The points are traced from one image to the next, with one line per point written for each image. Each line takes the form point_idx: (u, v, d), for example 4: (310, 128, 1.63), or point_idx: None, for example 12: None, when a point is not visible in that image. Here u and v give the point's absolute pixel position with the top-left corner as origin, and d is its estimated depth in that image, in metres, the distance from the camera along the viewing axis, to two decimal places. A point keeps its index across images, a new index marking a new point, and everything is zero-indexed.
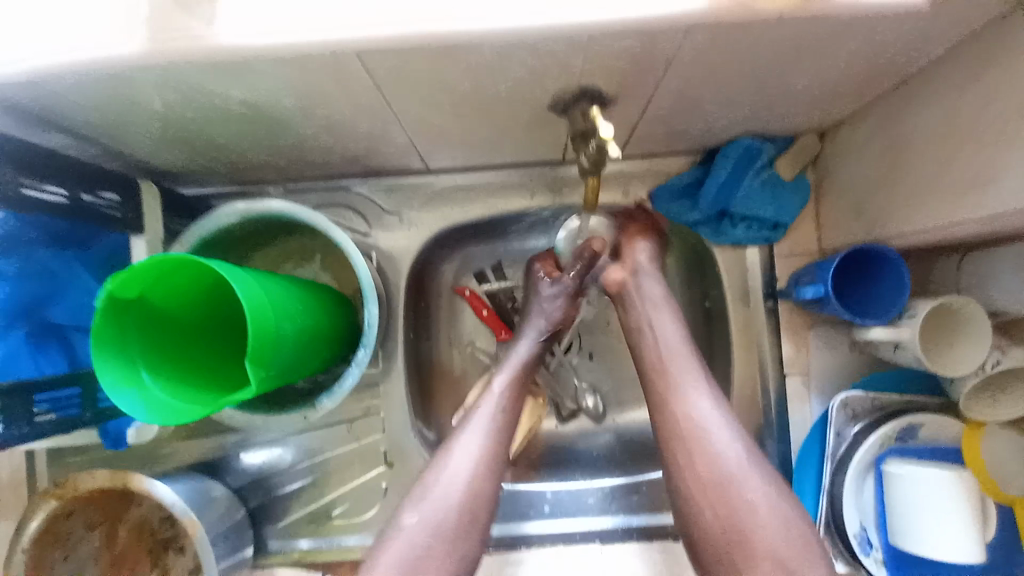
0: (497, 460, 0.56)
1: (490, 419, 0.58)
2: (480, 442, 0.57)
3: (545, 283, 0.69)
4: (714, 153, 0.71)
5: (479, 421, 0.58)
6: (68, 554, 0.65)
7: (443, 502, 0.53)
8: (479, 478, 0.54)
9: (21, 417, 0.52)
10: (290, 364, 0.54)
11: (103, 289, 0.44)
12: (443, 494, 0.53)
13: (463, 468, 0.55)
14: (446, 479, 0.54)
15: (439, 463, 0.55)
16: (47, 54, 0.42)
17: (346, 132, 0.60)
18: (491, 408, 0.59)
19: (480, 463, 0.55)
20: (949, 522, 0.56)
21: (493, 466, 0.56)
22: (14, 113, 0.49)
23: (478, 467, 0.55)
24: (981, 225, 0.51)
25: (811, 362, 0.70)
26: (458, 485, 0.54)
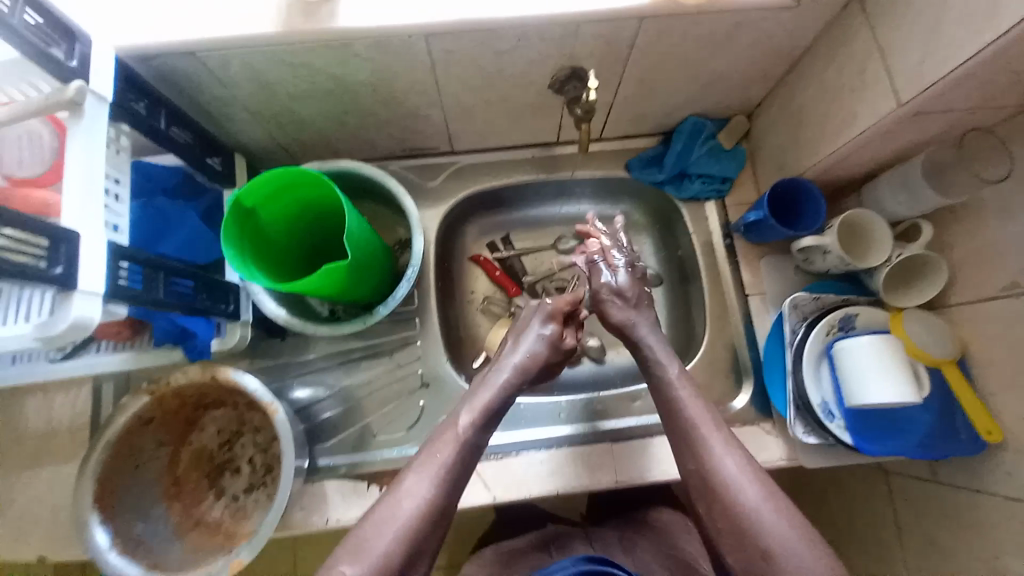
0: (447, 492, 0.59)
1: (440, 460, 0.61)
2: (428, 487, 0.58)
3: (541, 323, 0.75)
4: (670, 132, 0.94)
5: (433, 465, 0.60)
6: (139, 463, 0.70)
7: (375, 551, 0.53)
8: (430, 508, 0.57)
9: (159, 288, 0.58)
10: (358, 270, 0.70)
11: (235, 192, 0.59)
12: (379, 540, 0.54)
13: (407, 511, 0.56)
14: (386, 526, 0.55)
15: (386, 504, 0.57)
16: (208, 34, 0.61)
17: (396, 110, 0.80)
18: (446, 449, 0.62)
19: (425, 510, 0.57)
20: (883, 372, 0.71)
21: (442, 497, 0.58)
22: (166, 82, 0.67)
23: (422, 512, 0.56)
24: (857, 149, 0.72)
25: (765, 284, 0.87)
26: (407, 516, 0.56)
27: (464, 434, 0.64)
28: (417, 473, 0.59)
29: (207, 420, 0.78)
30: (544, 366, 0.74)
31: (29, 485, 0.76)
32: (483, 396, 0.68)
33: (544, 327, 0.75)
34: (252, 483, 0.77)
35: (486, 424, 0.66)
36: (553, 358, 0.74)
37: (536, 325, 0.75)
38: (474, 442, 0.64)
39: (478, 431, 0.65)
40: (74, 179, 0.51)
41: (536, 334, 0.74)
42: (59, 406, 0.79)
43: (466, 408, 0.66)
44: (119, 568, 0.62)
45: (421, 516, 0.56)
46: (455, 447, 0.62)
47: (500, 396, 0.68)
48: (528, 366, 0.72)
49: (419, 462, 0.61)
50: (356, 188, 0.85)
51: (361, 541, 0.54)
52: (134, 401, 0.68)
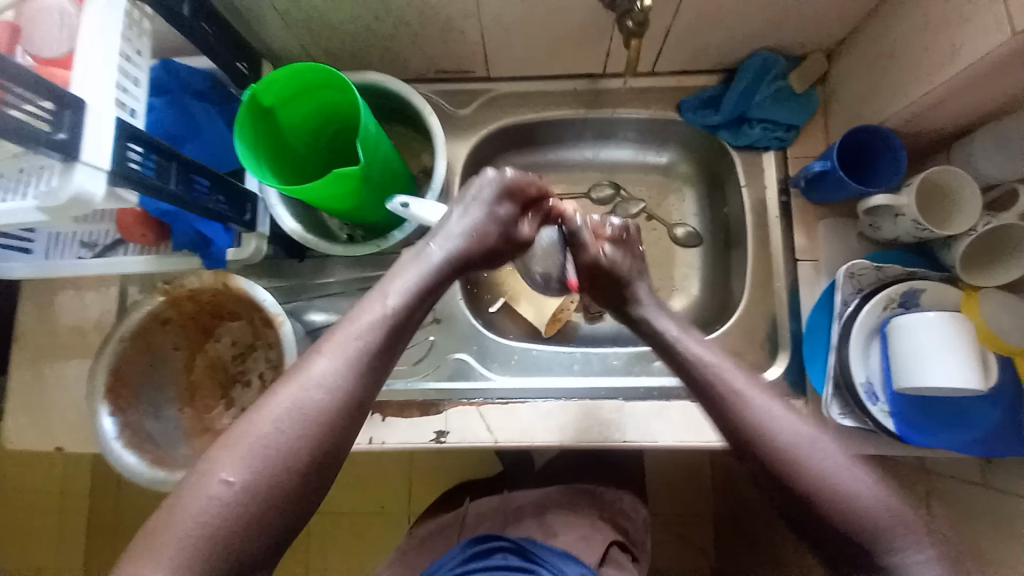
0: (358, 385, 0.50)
1: (349, 350, 0.50)
2: (335, 372, 0.49)
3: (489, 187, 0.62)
4: (734, 71, 0.83)
5: (340, 348, 0.50)
6: (155, 363, 0.72)
7: (265, 445, 0.45)
8: (341, 395, 0.49)
9: (171, 179, 0.57)
10: (377, 187, 0.66)
11: (250, 88, 0.56)
12: (270, 436, 0.46)
13: (310, 399, 0.48)
14: (281, 416, 0.47)
15: (283, 388, 0.48)
16: None
17: (430, 21, 0.74)
18: (358, 339, 0.51)
19: (330, 398, 0.48)
20: (945, 354, 0.62)
21: (349, 386, 0.49)
22: None
23: (329, 400, 0.48)
24: (957, 92, 0.61)
25: (820, 250, 0.78)
26: (308, 406, 0.47)
27: (392, 312, 0.53)
28: (324, 359, 0.50)
29: (222, 331, 0.76)
30: (489, 252, 0.62)
31: (60, 375, 0.80)
32: (417, 270, 0.57)
33: (484, 216, 0.61)
34: (258, 399, 0.76)
35: (408, 315, 0.55)
36: (488, 242, 0.61)
37: (482, 201, 0.61)
38: (404, 318, 0.54)
39: (402, 319, 0.54)
40: (87, 47, 0.48)
41: (486, 210, 0.61)
42: (87, 304, 0.81)
43: (388, 292, 0.55)
44: (121, 455, 0.65)
45: (321, 411, 0.47)
46: (371, 337, 0.52)
47: (424, 288, 0.56)
48: (457, 256, 0.59)
49: (325, 349, 0.50)
50: (382, 107, 0.80)
51: (254, 435, 0.46)
52: (150, 300, 0.69)
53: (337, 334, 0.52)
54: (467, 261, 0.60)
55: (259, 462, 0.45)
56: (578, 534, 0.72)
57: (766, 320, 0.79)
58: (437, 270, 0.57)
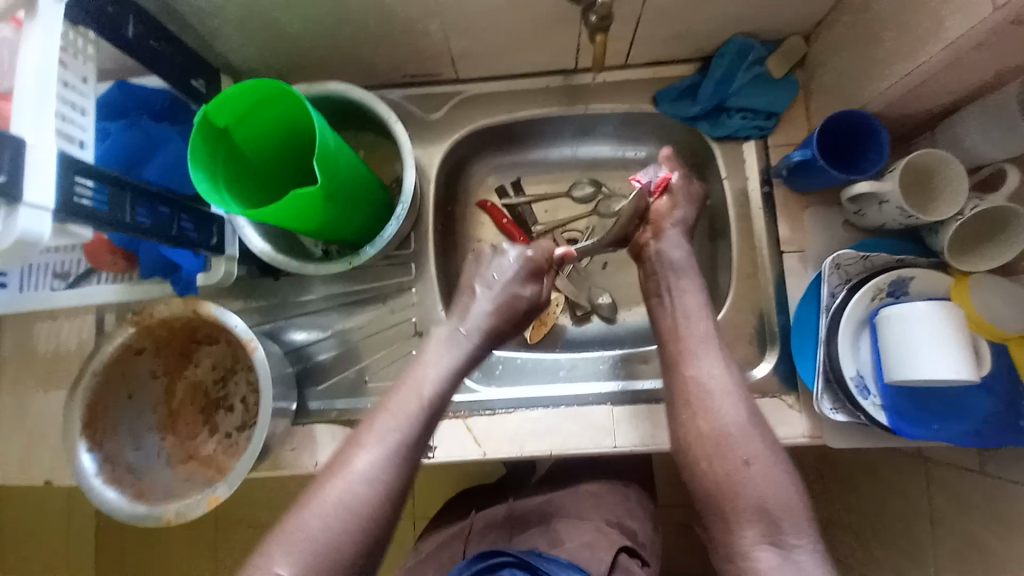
0: (399, 473, 0.56)
1: (388, 443, 0.57)
2: (376, 463, 0.55)
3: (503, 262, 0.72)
4: (710, 58, 0.81)
5: (381, 440, 0.57)
6: (132, 394, 0.71)
7: (317, 537, 0.50)
8: (382, 482, 0.54)
9: (127, 211, 0.55)
10: (342, 205, 0.64)
11: (202, 109, 0.54)
12: (320, 526, 0.51)
13: (362, 488, 0.53)
14: (328, 509, 0.52)
15: (329, 482, 0.54)
16: None
17: (392, 26, 0.71)
18: (394, 433, 0.57)
19: (374, 487, 0.54)
20: (934, 346, 0.60)
21: (390, 477, 0.55)
22: None
23: (373, 490, 0.54)
24: (939, 70, 0.58)
25: (806, 240, 0.76)
26: (355, 496, 0.53)
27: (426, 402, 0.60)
28: (368, 452, 0.56)
29: (201, 355, 0.76)
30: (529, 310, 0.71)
31: (37, 408, 0.78)
32: (440, 365, 0.64)
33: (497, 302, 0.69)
34: (241, 422, 0.75)
35: (435, 405, 0.61)
36: (504, 325, 0.69)
37: (491, 284, 0.70)
38: (435, 407, 0.61)
39: (430, 409, 0.60)
40: (26, 80, 0.46)
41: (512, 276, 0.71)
42: (63, 334, 0.80)
43: (424, 383, 0.62)
44: (100, 492, 0.63)
45: (369, 501, 0.53)
46: (404, 429, 0.58)
47: (448, 375, 0.63)
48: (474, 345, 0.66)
49: (365, 443, 0.57)
50: (349, 116, 0.78)
51: (309, 526, 0.51)
52: (121, 330, 0.68)
53: (374, 427, 0.58)
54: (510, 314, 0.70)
55: (316, 550, 0.50)
56: (585, 539, 0.72)
57: (754, 315, 0.78)
58: (454, 361, 0.64)
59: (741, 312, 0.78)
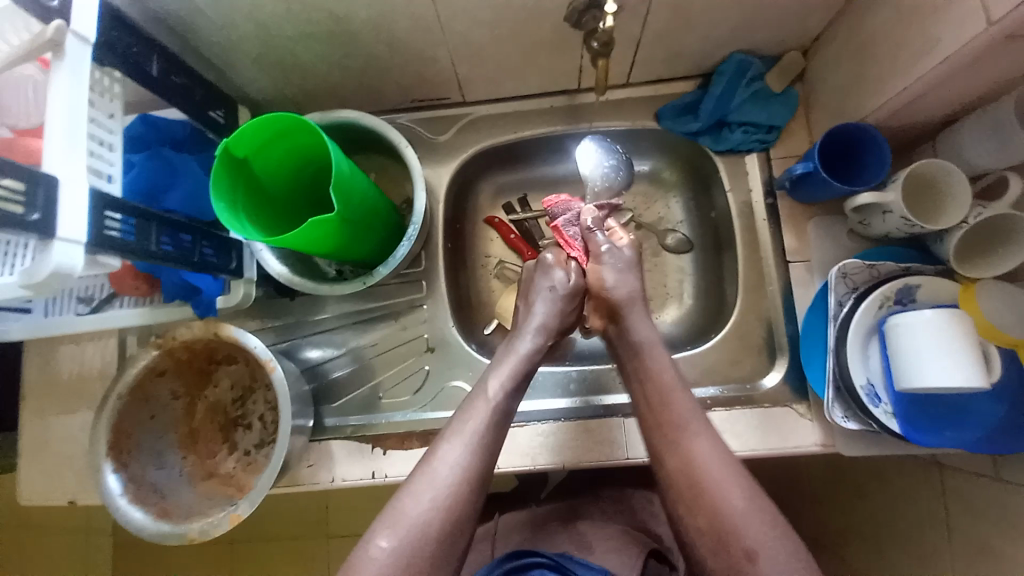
0: (481, 469, 0.55)
1: (472, 439, 0.56)
2: (460, 455, 0.55)
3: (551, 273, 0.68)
4: (710, 75, 0.83)
5: (462, 434, 0.57)
6: (154, 414, 0.72)
7: (414, 525, 0.51)
8: (467, 475, 0.54)
9: (152, 238, 0.57)
10: (356, 229, 0.67)
11: (223, 142, 0.57)
12: (413, 516, 0.51)
13: (448, 479, 0.53)
14: (417, 500, 0.52)
15: (418, 474, 0.54)
16: None
17: (402, 55, 0.74)
18: (475, 430, 0.57)
19: (460, 479, 0.54)
20: (942, 354, 0.61)
21: (476, 474, 0.55)
22: (162, 26, 0.64)
23: (458, 482, 0.53)
24: (936, 84, 0.60)
25: (811, 250, 0.77)
26: (442, 487, 0.53)
27: (495, 399, 0.60)
28: (449, 446, 0.56)
29: (220, 375, 0.78)
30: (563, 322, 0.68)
31: (63, 429, 0.80)
32: (512, 361, 0.63)
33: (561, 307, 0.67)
34: (260, 440, 0.77)
35: (507, 407, 0.60)
36: (566, 327, 0.69)
37: (554, 287, 0.68)
38: (509, 403, 0.60)
39: (505, 408, 0.60)
40: (55, 119, 0.48)
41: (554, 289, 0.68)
42: (86, 356, 0.82)
43: (491, 381, 0.61)
44: (128, 512, 0.65)
45: (463, 495, 0.53)
46: (484, 427, 0.57)
47: (518, 374, 0.63)
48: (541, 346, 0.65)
49: (450, 440, 0.56)
50: (360, 140, 0.81)
51: (410, 518, 0.51)
52: (144, 354, 0.70)
53: (457, 421, 0.59)
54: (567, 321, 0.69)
55: (420, 540, 0.50)
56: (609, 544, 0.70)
57: (762, 325, 0.78)
58: (524, 358, 0.64)
59: (749, 323, 0.78)
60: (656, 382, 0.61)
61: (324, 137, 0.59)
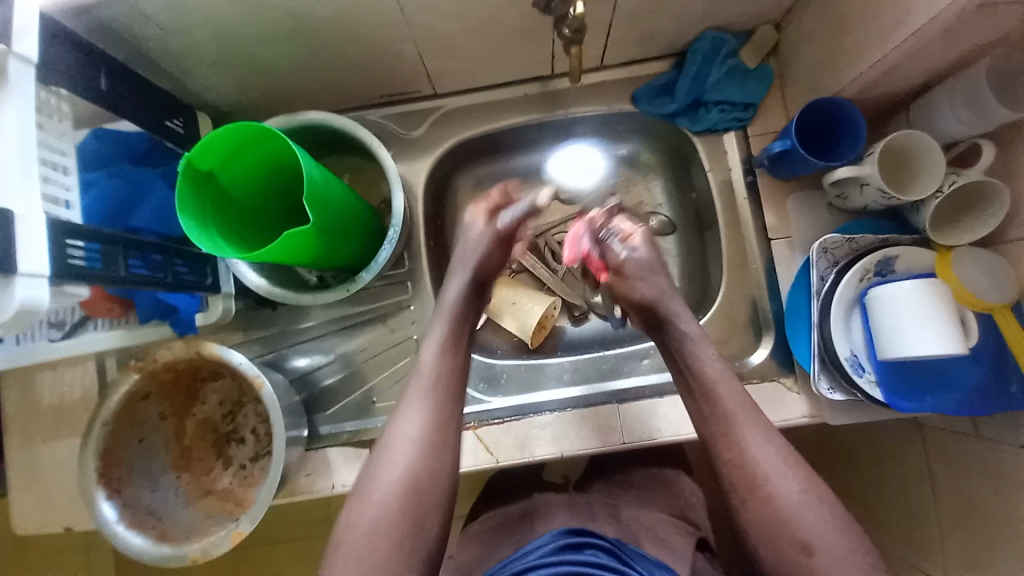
0: (427, 450, 0.55)
1: (393, 481, 0.53)
2: (401, 448, 0.55)
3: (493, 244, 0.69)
4: (684, 54, 0.81)
5: (399, 424, 0.57)
6: (143, 437, 0.71)
7: (375, 513, 0.52)
8: (411, 463, 0.54)
9: (120, 264, 0.56)
10: (334, 237, 0.65)
11: (187, 156, 0.54)
12: (369, 505, 0.52)
13: (391, 469, 0.54)
14: (369, 493, 0.53)
15: (366, 474, 0.55)
16: None
17: (367, 51, 0.71)
18: (402, 465, 0.54)
19: (408, 468, 0.54)
20: (920, 322, 0.62)
21: (404, 507, 0.52)
22: (109, 36, 0.61)
23: (405, 470, 0.54)
24: (910, 54, 0.59)
25: (792, 226, 0.78)
26: (388, 478, 0.53)
27: (432, 383, 0.59)
28: (390, 441, 0.56)
29: (207, 392, 0.77)
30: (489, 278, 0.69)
31: (50, 459, 0.78)
32: (438, 337, 0.63)
33: (444, 335, 0.63)
34: (254, 453, 0.76)
35: (435, 433, 0.56)
36: (481, 287, 0.68)
37: (445, 312, 0.65)
38: (450, 380, 0.60)
39: (437, 432, 0.56)
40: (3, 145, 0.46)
41: (479, 253, 0.68)
42: (66, 383, 0.79)
43: (424, 367, 0.61)
44: (126, 538, 0.64)
45: (393, 531, 0.51)
46: (412, 461, 0.54)
47: (445, 353, 0.61)
48: (442, 368, 0.60)
49: (370, 484, 0.54)
50: (332, 141, 0.78)
51: (352, 559, 0.50)
52: (126, 378, 0.68)
53: (395, 413, 0.59)
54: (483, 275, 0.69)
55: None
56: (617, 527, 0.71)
57: (747, 304, 0.79)
58: (433, 381, 0.59)
59: (735, 302, 0.79)
60: (700, 373, 0.59)
61: (291, 143, 0.57)
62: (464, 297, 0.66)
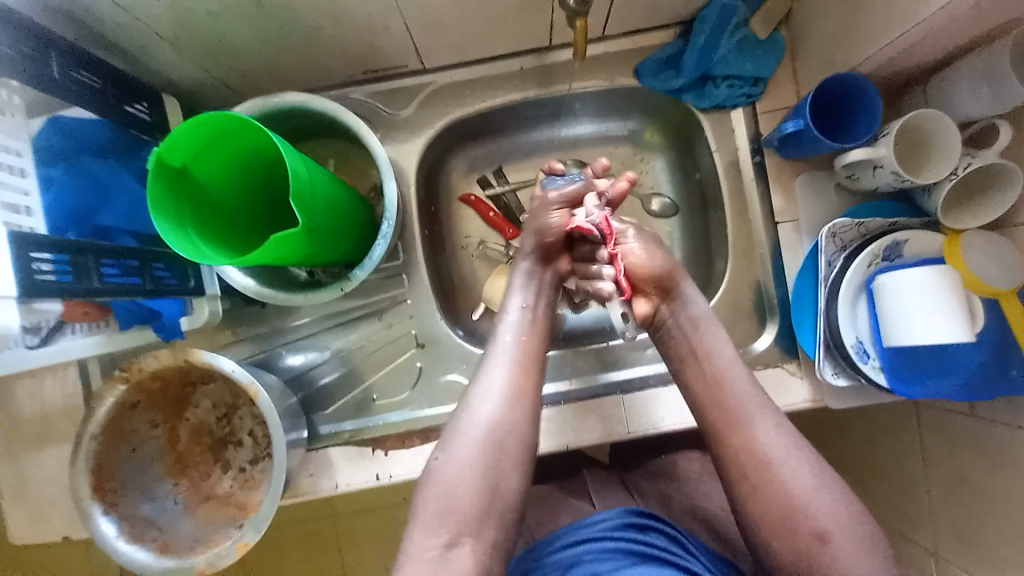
0: (491, 453, 0.53)
1: (480, 433, 0.54)
2: (466, 460, 0.53)
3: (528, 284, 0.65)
4: (691, 23, 0.76)
5: (464, 441, 0.54)
6: (135, 447, 0.68)
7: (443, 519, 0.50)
8: (475, 473, 0.52)
9: (94, 273, 0.53)
10: (324, 236, 0.60)
11: (155, 153, 0.49)
12: (439, 512, 0.51)
13: (458, 476, 0.52)
14: (437, 498, 0.52)
15: (425, 490, 0.53)
16: None
17: (346, 22, 0.64)
18: (487, 425, 0.54)
19: (474, 472, 0.52)
20: (932, 310, 0.61)
21: (487, 463, 0.53)
22: (56, 13, 0.54)
23: (470, 478, 0.52)
24: (936, 27, 0.56)
25: (800, 208, 0.75)
26: (452, 483, 0.52)
27: (507, 390, 0.56)
28: (453, 455, 0.53)
29: (199, 397, 0.74)
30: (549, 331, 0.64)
31: (34, 471, 0.74)
32: (500, 355, 0.60)
33: (528, 300, 0.64)
34: (251, 455, 0.75)
35: (519, 392, 0.57)
36: (547, 313, 0.65)
37: (518, 287, 0.65)
38: (527, 392, 0.57)
39: (522, 394, 0.56)
40: None
41: (523, 278, 0.65)
42: (48, 392, 0.75)
43: (483, 385, 0.57)
44: (130, 554, 0.63)
45: (476, 484, 0.52)
46: (495, 419, 0.55)
47: (518, 365, 0.59)
48: (524, 331, 0.61)
49: (448, 444, 0.54)
50: (316, 125, 0.72)
51: (433, 508, 0.51)
52: (111, 389, 0.65)
53: (453, 431, 0.55)
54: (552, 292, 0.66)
55: (452, 521, 0.50)
56: None
57: (752, 289, 0.78)
58: (516, 346, 0.60)
59: (739, 287, 0.78)
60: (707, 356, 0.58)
61: (271, 135, 0.52)
62: (535, 261, 0.66)
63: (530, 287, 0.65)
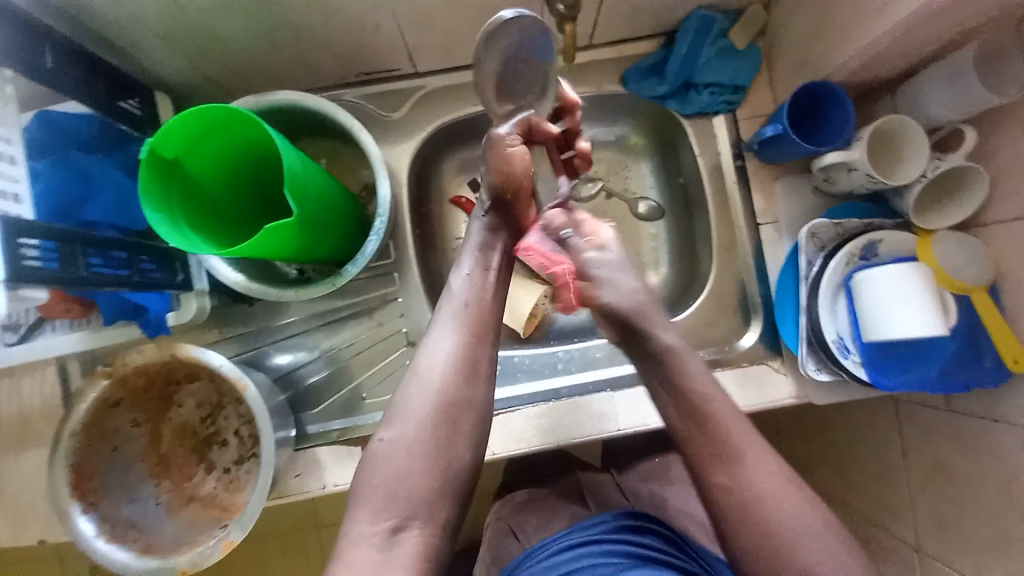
0: (449, 433, 0.52)
1: (426, 405, 0.52)
2: (412, 428, 0.52)
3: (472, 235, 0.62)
4: (673, 33, 0.80)
5: (409, 411, 0.52)
6: (116, 446, 0.67)
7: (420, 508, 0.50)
8: (424, 442, 0.51)
9: (82, 262, 0.53)
10: (315, 230, 0.61)
11: (149, 142, 0.50)
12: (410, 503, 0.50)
13: (410, 439, 0.51)
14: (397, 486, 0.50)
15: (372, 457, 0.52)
16: None
17: (341, 23, 0.66)
18: (434, 395, 0.53)
19: (424, 447, 0.51)
20: (906, 304, 0.64)
21: (456, 457, 0.51)
22: (56, 11, 0.56)
23: (430, 462, 0.51)
24: (900, 35, 0.59)
25: (780, 210, 0.78)
26: (405, 457, 0.51)
27: (454, 358, 0.54)
28: (404, 426, 0.52)
29: (184, 395, 0.72)
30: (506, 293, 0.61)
31: (9, 474, 0.72)
32: (453, 316, 0.57)
33: (484, 257, 0.61)
34: (235, 455, 0.73)
35: (466, 355, 0.55)
36: (504, 259, 0.63)
37: (474, 244, 0.62)
38: (473, 357, 0.55)
39: (469, 357, 0.55)
40: None
41: (477, 243, 0.62)
42: (26, 391, 0.73)
43: (433, 354, 0.55)
44: (108, 552, 0.62)
45: (429, 453, 0.50)
46: (445, 390, 0.53)
47: (469, 327, 0.57)
48: (476, 291, 0.59)
49: (396, 414, 0.53)
50: (309, 125, 0.74)
51: (386, 483, 0.50)
52: (93, 385, 0.64)
53: (399, 398, 0.54)
54: (507, 232, 0.63)
55: (401, 504, 0.49)
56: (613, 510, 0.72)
57: (735, 288, 0.80)
58: (467, 309, 0.57)
59: (723, 286, 0.80)
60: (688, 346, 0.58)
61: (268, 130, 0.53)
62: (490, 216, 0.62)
63: (483, 240, 0.62)
